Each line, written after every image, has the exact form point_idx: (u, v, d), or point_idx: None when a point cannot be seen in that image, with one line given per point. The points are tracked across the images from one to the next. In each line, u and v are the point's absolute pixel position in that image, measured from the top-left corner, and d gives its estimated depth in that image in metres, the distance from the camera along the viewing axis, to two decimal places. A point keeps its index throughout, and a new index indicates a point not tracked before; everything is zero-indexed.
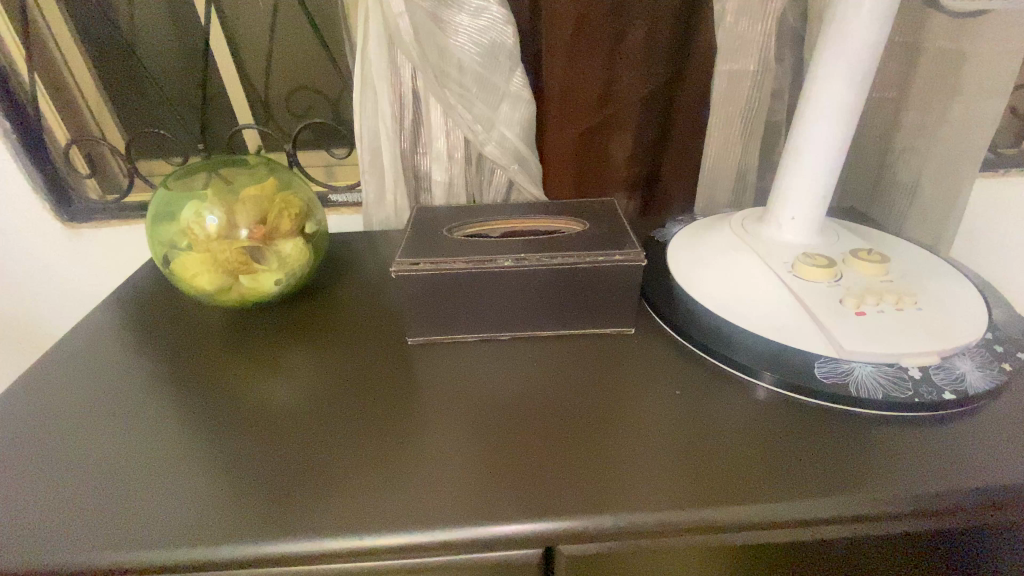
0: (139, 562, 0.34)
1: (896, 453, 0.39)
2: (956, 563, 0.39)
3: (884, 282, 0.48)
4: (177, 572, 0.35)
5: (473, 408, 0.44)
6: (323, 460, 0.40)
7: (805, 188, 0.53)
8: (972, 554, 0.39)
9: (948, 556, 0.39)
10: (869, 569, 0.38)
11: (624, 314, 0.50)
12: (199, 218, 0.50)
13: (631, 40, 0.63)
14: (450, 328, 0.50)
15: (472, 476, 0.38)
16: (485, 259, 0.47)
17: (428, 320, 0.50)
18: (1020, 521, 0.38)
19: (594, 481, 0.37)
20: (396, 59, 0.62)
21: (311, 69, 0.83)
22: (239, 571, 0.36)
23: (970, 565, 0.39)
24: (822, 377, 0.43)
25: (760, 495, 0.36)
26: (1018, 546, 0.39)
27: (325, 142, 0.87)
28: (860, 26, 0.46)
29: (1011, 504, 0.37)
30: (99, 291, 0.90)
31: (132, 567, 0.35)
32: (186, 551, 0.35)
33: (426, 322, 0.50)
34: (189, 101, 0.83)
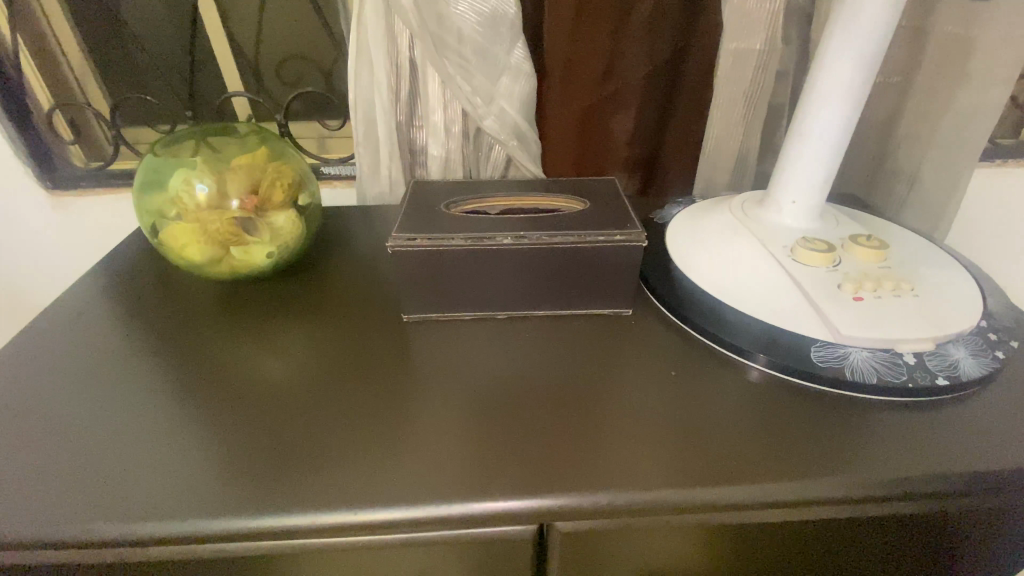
0: (131, 534, 0.34)
1: (887, 437, 0.39)
2: (940, 544, 0.40)
3: (882, 268, 0.48)
4: (169, 544, 0.35)
5: (468, 385, 0.44)
6: (318, 435, 0.40)
7: (807, 172, 0.52)
8: (955, 536, 0.40)
9: (932, 538, 0.39)
10: (854, 548, 0.39)
11: (622, 295, 0.50)
12: (188, 187, 0.48)
13: (636, 14, 0.62)
14: (445, 305, 0.50)
15: (467, 453, 0.38)
16: (484, 235, 0.46)
17: (424, 296, 0.49)
18: (1003, 505, 0.38)
19: (590, 460, 0.37)
20: (393, 27, 0.60)
21: (305, 37, 0.80)
22: (232, 544, 0.35)
23: (953, 546, 0.40)
24: (818, 360, 0.43)
25: (754, 476, 0.36)
26: (998, 528, 0.40)
27: (318, 113, 0.85)
28: (872, 5, 0.45)
29: (996, 489, 0.38)
30: (85, 261, 0.88)
31: (123, 539, 0.34)
32: (178, 524, 0.34)
33: (421, 298, 0.49)
34: (176, 66, 0.80)
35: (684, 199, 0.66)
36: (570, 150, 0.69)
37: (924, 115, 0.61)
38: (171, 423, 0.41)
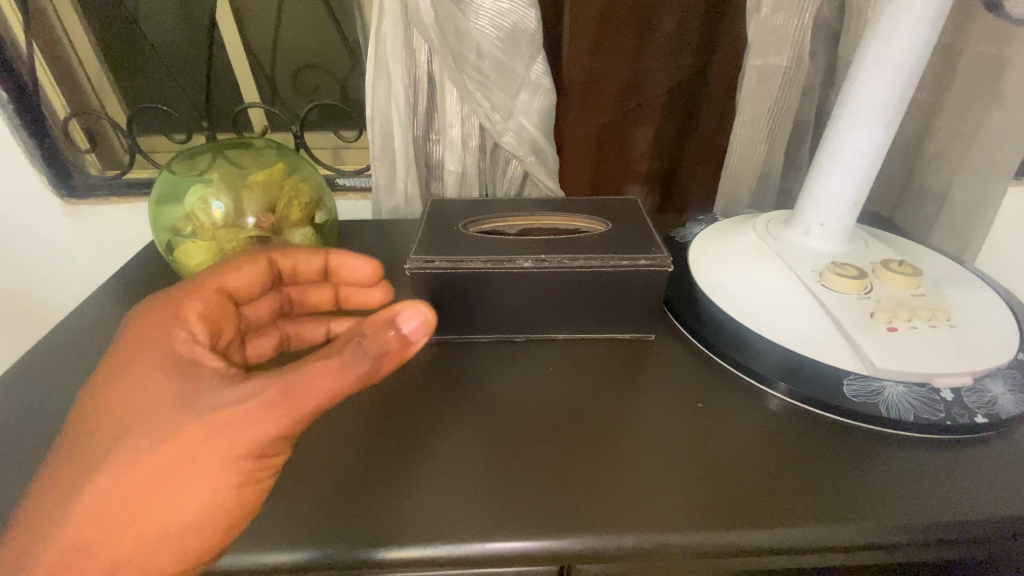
0: None
1: (920, 478, 0.38)
2: None
3: (914, 296, 0.46)
4: None
5: (486, 413, 0.43)
6: (329, 464, 0.39)
7: (836, 194, 0.51)
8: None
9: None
10: None
11: (645, 320, 0.49)
12: (204, 205, 0.48)
13: (659, 29, 0.61)
14: (463, 328, 0.49)
15: (485, 486, 0.37)
16: (505, 258, 0.45)
17: (441, 319, 0.48)
18: None
19: (608, 498, 0.36)
20: (412, 40, 0.59)
21: (321, 48, 0.80)
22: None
23: None
24: (851, 395, 0.41)
25: (780, 517, 0.35)
26: None
27: (332, 124, 0.85)
28: (908, 25, 0.44)
29: None
30: (100, 270, 0.88)
31: None
32: None
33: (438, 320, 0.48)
34: (193, 76, 0.80)
35: (705, 217, 0.65)
36: (589, 166, 0.68)
37: (955, 134, 0.59)
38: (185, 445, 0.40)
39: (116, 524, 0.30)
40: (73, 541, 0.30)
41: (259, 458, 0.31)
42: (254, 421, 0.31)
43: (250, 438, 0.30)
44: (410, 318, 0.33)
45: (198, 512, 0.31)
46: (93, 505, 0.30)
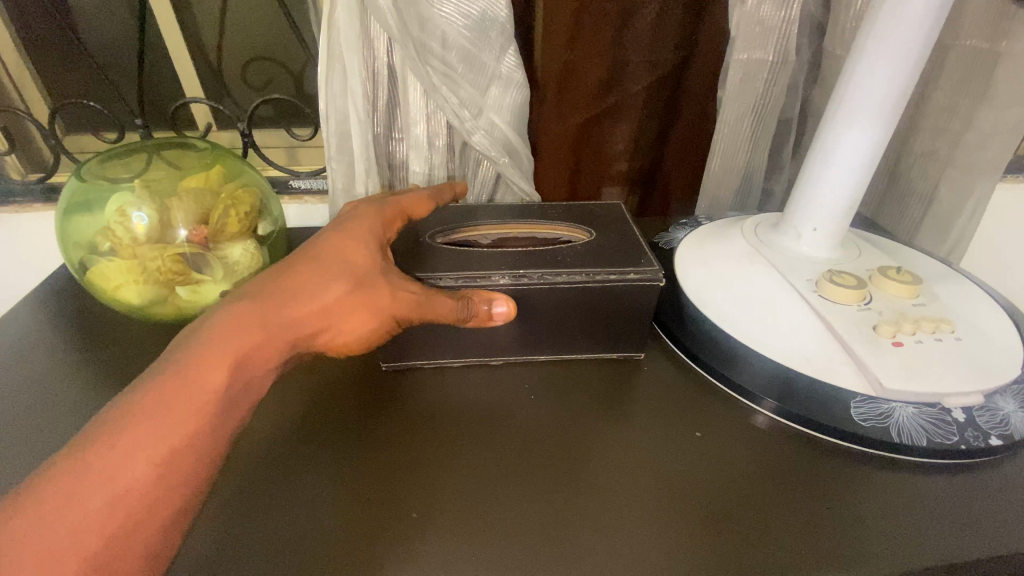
0: None
1: (933, 510, 0.35)
2: None
3: (916, 306, 0.43)
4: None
5: (459, 450, 0.38)
6: (276, 531, 0.33)
7: (831, 197, 0.47)
8: None
9: None
10: None
11: (633, 339, 0.45)
12: (122, 216, 0.41)
13: (638, 20, 0.57)
14: (432, 352, 0.44)
15: (455, 541, 0.32)
16: (478, 276, 0.40)
17: (407, 344, 0.43)
18: None
19: (599, 554, 0.32)
20: (370, 28, 0.53)
21: (271, 37, 0.73)
22: None
23: None
24: (859, 419, 0.38)
25: (795, 565, 0.31)
26: None
27: (286, 122, 0.78)
28: (912, 14, 0.40)
29: None
30: (21, 283, 0.79)
31: None
32: None
33: (403, 345, 0.43)
34: (125, 67, 0.72)
35: (689, 220, 0.61)
36: (565, 167, 0.63)
37: (942, 133, 0.57)
38: None
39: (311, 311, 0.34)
40: (282, 306, 0.33)
41: (394, 326, 0.37)
42: (415, 300, 0.36)
43: (404, 311, 0.36)
44: (504, 304, 0.39)
45: (350, 339, 0.36)
46: (301, 288, 0.34)
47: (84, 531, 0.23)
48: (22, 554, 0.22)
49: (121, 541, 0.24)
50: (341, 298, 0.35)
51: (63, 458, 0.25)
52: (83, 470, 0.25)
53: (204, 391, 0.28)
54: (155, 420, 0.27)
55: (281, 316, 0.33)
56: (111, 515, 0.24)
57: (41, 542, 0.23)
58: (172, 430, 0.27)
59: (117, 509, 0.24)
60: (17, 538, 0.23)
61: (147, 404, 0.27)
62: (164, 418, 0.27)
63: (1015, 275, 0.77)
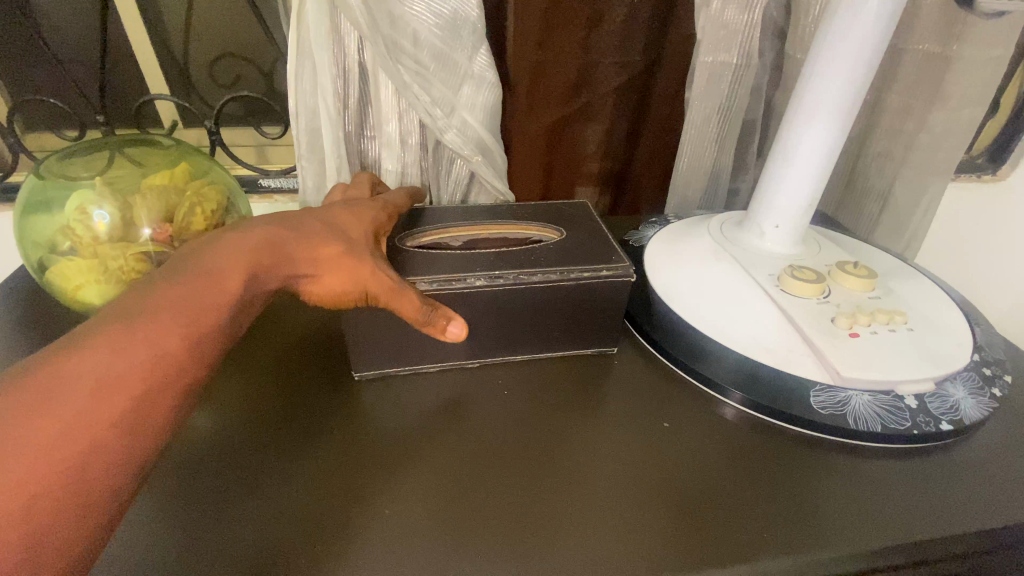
0: None
1: (888, 494, 0.36)
2: None
3: (871, 299, 0.45)
4: None
5: (429, 443, 0.38)
6: (239, 535, 0.32)
7: (793, 195, 0.49)
8: None
9: None
10: None
11: (604, 335, 0.45)
12: (82, 214, 0.40)
13: (608, 22, 0.58)
14: (405, 362, 0.43)
15: (422, 533, 0.32)
16: (455, 279, 0.40)
17: (380, 354, 0.42)
18: (1001, 560, 0.36)
19: (570, 547, 0.32)
20: (340, 26, 0.53)
21: (238, 34, 0.72)
22: None
23: None
24: (818, 407, 0.39)
25: (759, 548, 0.32)
26: None
27: (255, 120, 0.77)
28: (864, 19, 0.42)
29: (997, 545, 0.35)
30: None
31: None
32: None
33: (375, 355, 0.42)
34: (86, 62, 0.70)
35: (659, 218, 0.63)
36: (538, 167, 0.64)
37: (898, 133, 0.60)
38: None
39: (305, 254, 0.34)
40: (287, 241, 0.34)
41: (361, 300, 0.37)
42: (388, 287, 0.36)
43: (376, 286, 0.36)
44: (457, 329, 0.37)
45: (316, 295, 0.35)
46: (302, 236, 0.35)
47: (130, 374, 0.25)
48: (70, 388, 0.24)
49: (154, 394, 0.26)
50: (332, 256, 0.35)
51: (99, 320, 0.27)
52: (120, 329, 0.26)
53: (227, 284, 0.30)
54: (187, 300, 0.28)
55: (282, 248, 0.33)
56: (149, 372, 0.26)
57: (87, 378, 0.24)
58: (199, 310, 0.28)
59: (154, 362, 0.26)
60: (70, 374, 0.24)
61: (181, 287, 0.29)
62: (193, 301, 0.28)
63: (969, 270, 0.80)
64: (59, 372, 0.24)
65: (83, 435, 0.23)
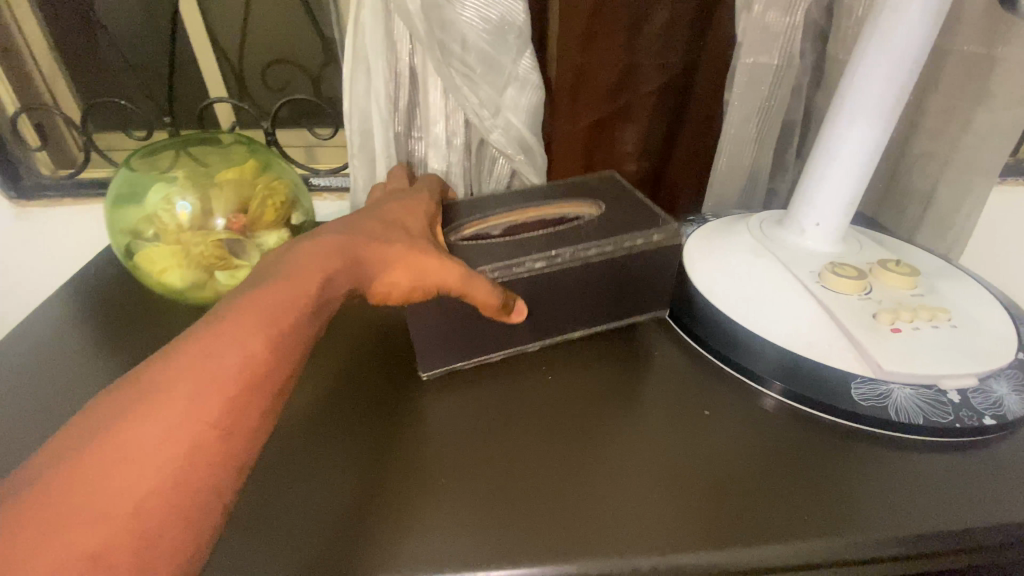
0: None
1: (930, 485, 0.37)
2: None
3: (913, 296, 0.46)
4: None
5: (477, 426, 0.41)
6: (304, 502, 0.35)
7: (836, 193, 0.50)
8: None
9: None
10: None
11: (654, 298, 0.49)
12: (167, 204, 0.44)
13: (649, 25, 0.60)
14: (475, 355, 0.46)
15: (468, 504, 0.35)
16: (519, 263, 0.42)
17: (449, 349, 0.44)
18: None
19: (604, 522, 0.34)
20: (394, 31, 0.56)
21: (292, 40, 0.76)
22: None
23: None
24: (859, 399, 0.40)
25: (798, 530, 0.33)
26: None
27: (306, 122, 0.81)
28: (908, 21, 0.43)
29: None
30: (52, 278, 0.82)
31: None
32: None
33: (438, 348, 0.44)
34: (155, 68, 0.75)
35: (696, 217, 0.64)
36: (578, 165, 0.66)
37: (942, 134, 0.59)
38: None
39: (372, 255, 0.36)
40: (353, 245, 0.36)
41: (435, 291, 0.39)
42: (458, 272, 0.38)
43: (447, 275, 0.38)
44: (517, 310, 0.42)
45: (388, 293, 0.38)
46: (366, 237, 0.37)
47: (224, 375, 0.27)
48: (174, 391, 0.26)
49: (248, 393, 0.27)
50: (398, 252, 0.37)
51: (188, 348, 0.28)
52: (214, 336, 0.28)
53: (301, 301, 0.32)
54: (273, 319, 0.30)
55: (351, 250, 0.36)
56: (241, 373, 0.28)
57: (188, 381, 0.26)
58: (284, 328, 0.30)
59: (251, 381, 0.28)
60: (172, 377, 0.26)
61: (263, 294, 0.31)
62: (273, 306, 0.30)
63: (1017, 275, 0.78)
64: (165, 400, 0.25)
65: (186, 439, 0.25)
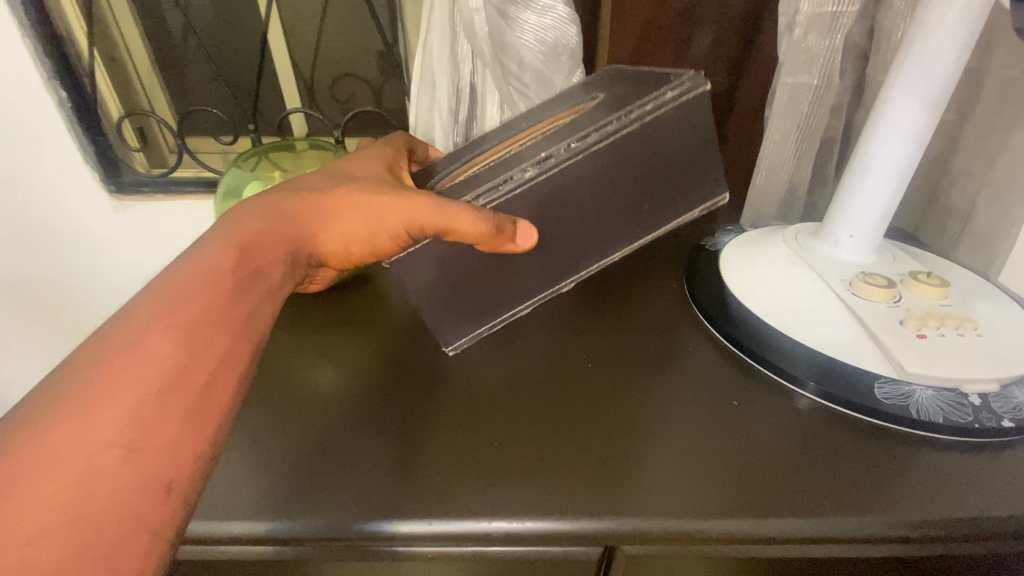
0: (249, 533, 0.37)
1: (949, 478, 0.40)
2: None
3: (943, 306, 0.48)
4: (272, 542, 0.37)
5: (515, 400, 0.46)
6: (368, 454, 0.41)
7: (870, 207, 0.53)
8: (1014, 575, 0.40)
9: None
10: None
11: (694, 181, 0.40)
12: None
13: (695, 48, 0.65)
14: (504, 306, 0.43)
15: (509, 464, 0.40)
16: (505, 182, 0.38)
17: (470, 301, 0.43)
18: None
19: (630, 488, 0.38)
20: (458, 52, 0.62)
21: (360, 58, 0.84)
22: (316, 544, 0.37)
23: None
24: (883, 398, 0.43)
25: (817, 509, 0.37)
26: None
27: (370, 132, 0.88)
28: (942, 47, 0.46)
29: None
30: (142, 266, 0.91)
31: (242, 537, 0.37)
32: (270, 522, 0.37)
33: (456, 300, 0.42)
34: (241, 81, 0.85)
35: (734, 228, 0.67)
36: None
37: (980, 153, 0.61)
38: (252, 427, 0.44)
39: (310, 218, 0.39)
40: (279, 206, 0.39)
41: (409, 232, 0.38)
42: (442, 210, 0.36)
43: (407, 211, 0.38)
44: (526, 236, 0.38)
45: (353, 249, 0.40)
46: (307, 207, 0.39)
47: (146, 364, 0.29)
48: (97, 387, 0.28)
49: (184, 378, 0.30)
50: (345, 208, 0.39)
51: (105, 351, 0.29)
52: (133, 333, 0.30)
53: (190, 305, 0.32)
54: (160, 332, 0.30)
55: (279, 212, 0.38)
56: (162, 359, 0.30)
57: (102, 379, 0.28)
58: (175, 335, 0.30)
59: (144, 399, 0.28)
60: (90, 377, 0.28)
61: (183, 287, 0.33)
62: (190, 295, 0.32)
63: None
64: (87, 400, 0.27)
65: (114, 428, 0.27)
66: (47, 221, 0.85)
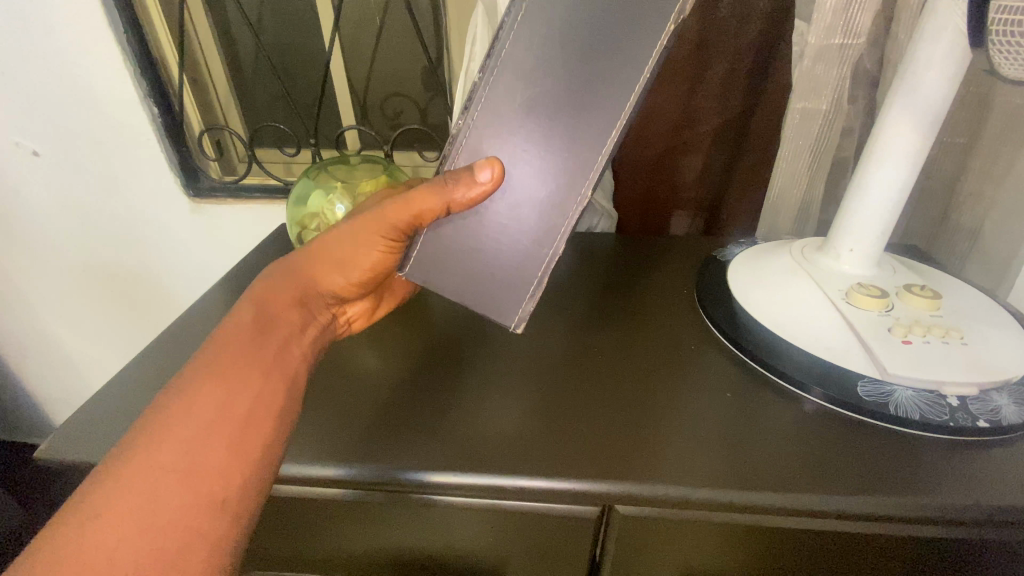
0: (316, 475, 0.44)
1: (923, 469, 0.44)
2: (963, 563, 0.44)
3: (933, 316, 0.52)
4: (337, 484, 0.45)
5: (540, 385, 0.53)
6: (414, 419, 0.49)
7: (865, 222, 0.57)
8: (978, 557, 0.44)
9: (955, 556, 0.44)
10: (878, 560, 0.44)
11: (633, 18, 0.39)
12: (330, 206, 0.61)
13: (711, 75, 0.72)
14: (551, 250, 0.43)
15: (534, 435, 0.47)
16: (454, 145, 0.45)
17: (515, 258, 0.45)
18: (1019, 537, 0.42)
19: (644, 461, 0.44)
20: None
21: (409, 79, 0.94)
22: (373, 488, 0.45)
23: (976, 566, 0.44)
24: (866, 395, 0.48)
25: (798, 487, 0.42)
26: (1015, 555, 0.44)
27: (417, 146, 0.98)
28: (931, 80, 0.50)
29: (1016, 522, 0.42)
30: (214, 261, 1.03)
31: (308, 479, 0.45)
32: (334, 469, 0.44)
33: (493, 262, 0.46)
34: (304, 99, 0.96)
35: (746, 240, 0.72)
36: (640, 190, 0.81)
37: (988, 175, 0.64)
38: (310, 393, 0.52)
39: (310, 265, 0.49)
40: (282, 267, 0.49)
41: (400, 234, 0.47)
42: (410, 204, 0.45)
43: (383, 220, 0.46)
44: (487, 169, 0.42)
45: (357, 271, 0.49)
46: (302, 258, 0.50)
47: (197, 409, 0.39)
48: (164, 428, 0.38)
49: (227, 416, 0.39)
50: (331, 244, 0.49)
51: (167, 402, 0.39)
52: (186, 384, 0.40)
53: (225, 357, 0.42)
54: (207, 382, 0.40)
55: (285, 269, 0.49)
56: (209, 403, 0.39)
57: (167, 422, 0.38)
58: (216, 383, 0.40)
59: (198, 433, 0.38)
60: (160, 421, 0.38)
61: (216, 346, 0.43)
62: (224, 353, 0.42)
63: None
64: (156, 440, 0.37)
65: (176, 459, 0.37)
66: (139, 219, 0.98)
